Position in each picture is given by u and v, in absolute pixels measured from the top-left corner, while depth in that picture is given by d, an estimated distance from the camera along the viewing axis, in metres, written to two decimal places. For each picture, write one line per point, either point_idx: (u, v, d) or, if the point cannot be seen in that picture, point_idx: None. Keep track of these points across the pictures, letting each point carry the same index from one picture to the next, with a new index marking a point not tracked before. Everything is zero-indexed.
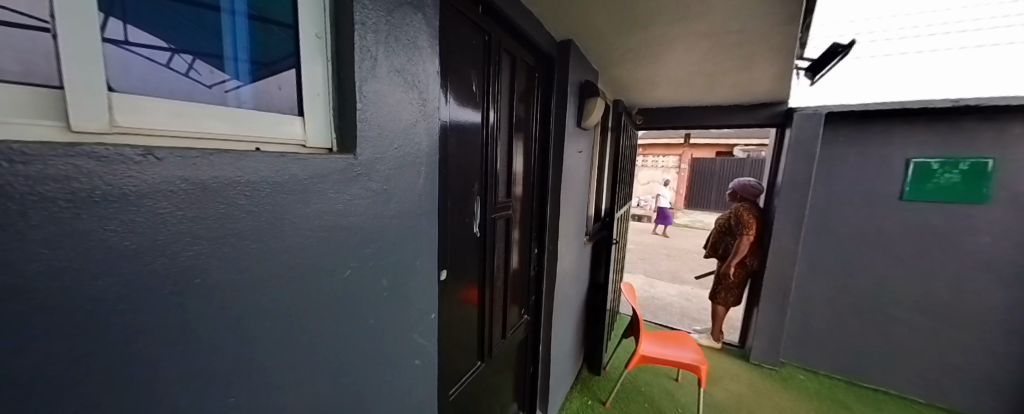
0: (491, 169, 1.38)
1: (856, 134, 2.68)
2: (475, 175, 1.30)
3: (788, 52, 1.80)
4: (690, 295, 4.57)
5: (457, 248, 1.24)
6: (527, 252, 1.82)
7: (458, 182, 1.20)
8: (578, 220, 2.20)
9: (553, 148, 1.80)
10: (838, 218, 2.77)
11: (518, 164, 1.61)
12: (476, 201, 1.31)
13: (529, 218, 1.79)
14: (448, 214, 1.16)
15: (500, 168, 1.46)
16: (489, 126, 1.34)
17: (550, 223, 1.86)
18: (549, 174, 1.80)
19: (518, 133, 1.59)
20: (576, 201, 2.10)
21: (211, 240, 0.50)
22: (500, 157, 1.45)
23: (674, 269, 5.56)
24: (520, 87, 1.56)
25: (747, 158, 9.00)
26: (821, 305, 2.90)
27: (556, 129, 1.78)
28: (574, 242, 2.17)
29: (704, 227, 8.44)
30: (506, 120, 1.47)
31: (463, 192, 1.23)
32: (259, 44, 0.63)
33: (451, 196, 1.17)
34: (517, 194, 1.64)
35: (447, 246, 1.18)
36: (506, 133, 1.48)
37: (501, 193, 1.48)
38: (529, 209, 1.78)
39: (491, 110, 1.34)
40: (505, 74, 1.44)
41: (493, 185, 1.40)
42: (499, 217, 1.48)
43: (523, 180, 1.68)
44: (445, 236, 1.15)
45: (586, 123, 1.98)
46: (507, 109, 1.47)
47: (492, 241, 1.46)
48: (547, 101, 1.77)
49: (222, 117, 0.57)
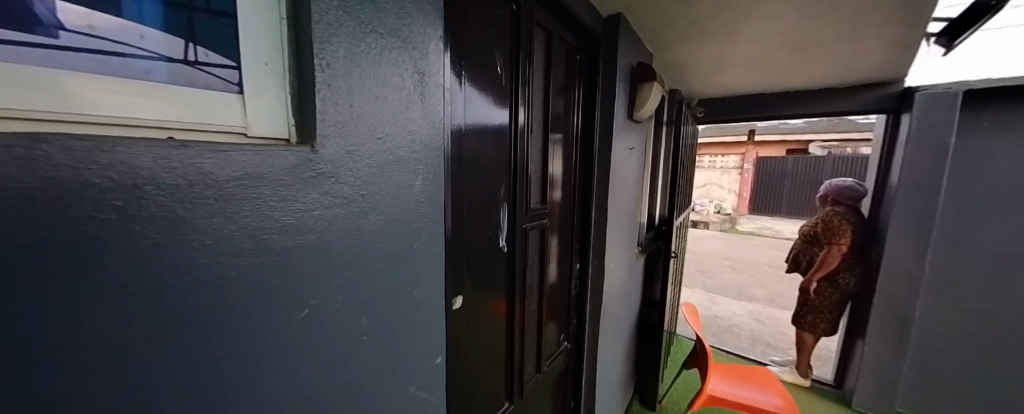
0: (523, 172, 1.14)
1: (1008, 119, 2.03)
2: (502, 178, 1.06)
3: (925, 9, 1.35)
4: (762, 317, 3.92)
5: (479, 270, 1.02)
6: (567, 269, 1.54)
7: (479, 186, 0.97)
8: (629, 231, 1.86)
9: (598, 144, 1.50)
10: (982, 229, 2.12)
11: (555, 165, 1.35)
12: (503, 211, 1.07)
13: (567, 229, 1.50)
14: (464, 228, 0.93)
15: (534, 172, 1.21)
16: (521, 124, 1.11)
17: (595, 236, 1.57)
18: (593, 176, 1.51)
19: (555, 128, 1.33)
20: (627, 208, 1.77)
21: (59, 281, 0.31)
22: (533, 160, 1.20)
23: (741, 285, 4.84)
24: (556, 76, 1.31)
25: (828, 157, 7.79)
26: (955, 341, 2.24)
27: (601, 124, 1.49)
28: (623, 256, 1.83)
29: (774, 236, 7.39)
30: (541, 114, 1.23)
31: (487, 201, 1.01)
32: (185, 34, 0.42)
33: (471, 204, 0.94)
34: (554, 199, 1.37)
35: (463, 269, 0.95)
36: (541, 130, 1.24)
37: (534, 200, 1.22)
38: (568, 218, 1.50)
39: (524, 102, 1.11)
40: (540, 56, 1.19)
41: (525, 192, 1.16)
42: (532, 231, 1.23)
43: (561, 185, 1.41)
44: (460, 254, 0.93)
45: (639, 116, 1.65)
46: (541, 102, 1.23)
47: (523, 257, 1.21)
48: (591, 92, 1.49)
49: (107, 93, 0.36)
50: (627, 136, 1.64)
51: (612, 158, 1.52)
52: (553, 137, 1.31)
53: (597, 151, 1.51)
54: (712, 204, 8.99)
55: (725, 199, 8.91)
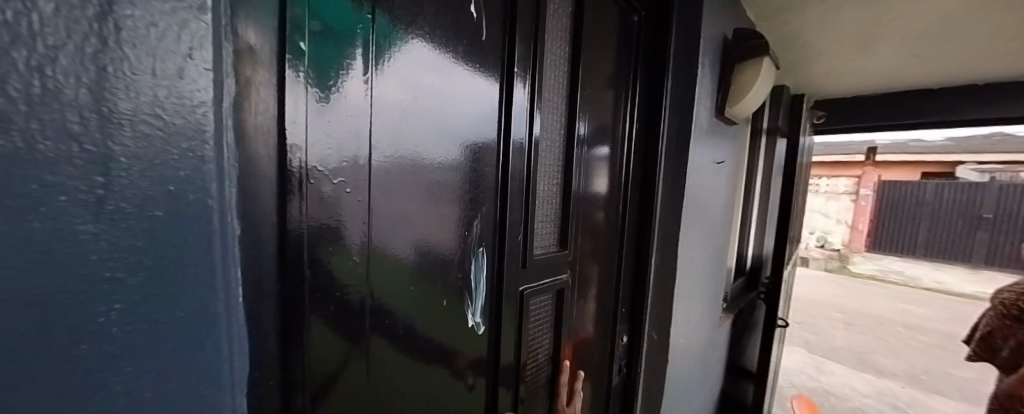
0: (525, 202, 0.66)
1: None
2: (482, 212, 0.58)
3: None
4: (902, 403, 2.81)
5: (433, 394, 0.53)
6: (608, 352, 0.96)
7: (429, 231, 0.49)
8: (711, 289, 1.20)
9: (667, 156, 0.91)
10: None
11: (587, 190, 0.83)
12: (480, 273, 0.58)
13: (608, 293, 0.94)
14: (390, 319, 0.46)
15: (544, 201, 0.73)
16: (520, 115, 0.63)
17: (652, 305, 0.96)
18: (654, 210, 0.92)
19: (591, 128, 0.81)
20: (710, 257, 1.13)
21: None
22: (542, 179, 0.72)
23: (865, 350, 3.62)
24: (596, 45, 0.79)
25: (992, 183, 5.82)
26: None
27: (670, 128, 0.92)
28: (703, 327, 1.19)
29: (904, 283, 5.69)
30: (563, 103, 0.74)
31: (443, 259, 0.52)
32: None
33: (401, 269, 0.46)
34: (583, 246, 0.84)
35: (389, 403, 0.47)
36: (561, 130, 0.75)
37: (541, 247, 0.72)
38: (610, 275, 0.93)
39: (530, 81, 0.64)
40: (561, 14, 0.70)
41: (526, 236, 0.66)
42: (540, 300, 0.73)
43: (598, 222, 0.86)
44: (378, 377, 0.45)
45: (736, 119, 1.02)
46: (565, 83, 0.75)
47: (518, 349, 0.70)
48: (657, 76, 0.91)
49: None
50: (716, 146, 1.01)
51: (692, 182, 0.93)
52: (585, 143, 0.80)
53: (666, 170, 0.92)
54: (812, 236, 7.34)
55: (831, 232, 7.21)
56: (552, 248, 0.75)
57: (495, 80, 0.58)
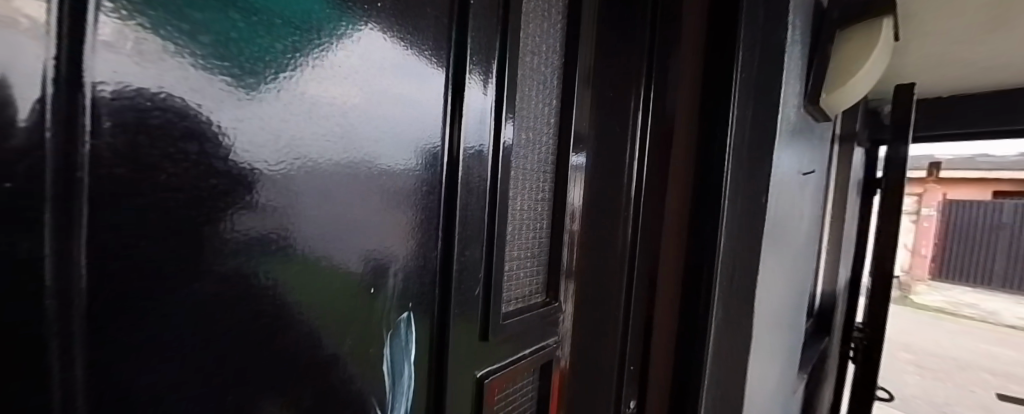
0: (489, 234, 0.40)
1: None
2: (412, 254, 0.33)
3: None
4: None
5: None
6: None
7: (270, 306, 0.22)
8: (787, 349, 0.86)
9: (740, 161, 0.61)
10: None
11: (596, 216, 0.57)
12: (400, 361, 0.33)
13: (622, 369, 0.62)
14: None
15: (519, 230, 0.47)
16: (478, 91, 0.37)
17: (707, 392, 0.63)
18: (720, 243, 0.60)
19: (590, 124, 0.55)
20: (790, 305, 0.81)
21: None
22: (517, 196, 0.45)
23: (945, 401, 3.02)
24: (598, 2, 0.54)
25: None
26: None
27: (740, 121, 0.60)
28: (776, 401, 0.85)
29: (982, 318, 4.91)
30: (553, 85, 0.49)
31: (333, 354, 0.27)
32: None
33: (185, 411, 0.19)
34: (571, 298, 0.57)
35: None
36: (547, 124, 0.49)
37: (516, 300, 0.48)
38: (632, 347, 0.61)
39: (499, 34, 0.38)
40: None
41: (490, 288, 0.41)
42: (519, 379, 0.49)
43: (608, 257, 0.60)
44: None
45: (835, 110, 0.71)
46: (559, 53, 0.49)
47: None
48: (722, 42, 0.60)
49: None
50: (805, 147, 0.71)
51: (773, 201, 0.62)
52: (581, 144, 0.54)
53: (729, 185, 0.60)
54: None
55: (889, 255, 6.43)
56: (534, 300, 0.51)
57: (438, 20, 0.32)
